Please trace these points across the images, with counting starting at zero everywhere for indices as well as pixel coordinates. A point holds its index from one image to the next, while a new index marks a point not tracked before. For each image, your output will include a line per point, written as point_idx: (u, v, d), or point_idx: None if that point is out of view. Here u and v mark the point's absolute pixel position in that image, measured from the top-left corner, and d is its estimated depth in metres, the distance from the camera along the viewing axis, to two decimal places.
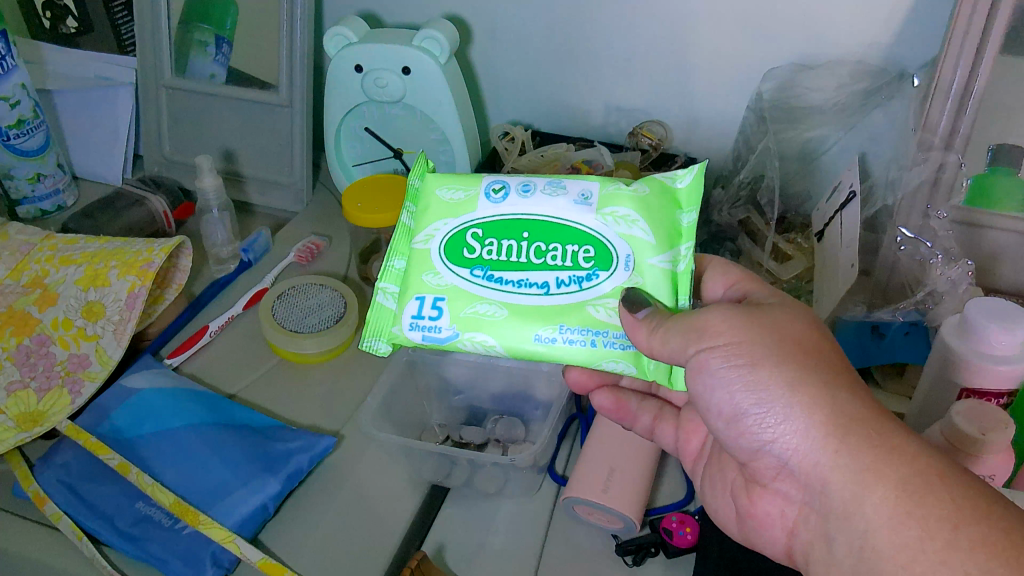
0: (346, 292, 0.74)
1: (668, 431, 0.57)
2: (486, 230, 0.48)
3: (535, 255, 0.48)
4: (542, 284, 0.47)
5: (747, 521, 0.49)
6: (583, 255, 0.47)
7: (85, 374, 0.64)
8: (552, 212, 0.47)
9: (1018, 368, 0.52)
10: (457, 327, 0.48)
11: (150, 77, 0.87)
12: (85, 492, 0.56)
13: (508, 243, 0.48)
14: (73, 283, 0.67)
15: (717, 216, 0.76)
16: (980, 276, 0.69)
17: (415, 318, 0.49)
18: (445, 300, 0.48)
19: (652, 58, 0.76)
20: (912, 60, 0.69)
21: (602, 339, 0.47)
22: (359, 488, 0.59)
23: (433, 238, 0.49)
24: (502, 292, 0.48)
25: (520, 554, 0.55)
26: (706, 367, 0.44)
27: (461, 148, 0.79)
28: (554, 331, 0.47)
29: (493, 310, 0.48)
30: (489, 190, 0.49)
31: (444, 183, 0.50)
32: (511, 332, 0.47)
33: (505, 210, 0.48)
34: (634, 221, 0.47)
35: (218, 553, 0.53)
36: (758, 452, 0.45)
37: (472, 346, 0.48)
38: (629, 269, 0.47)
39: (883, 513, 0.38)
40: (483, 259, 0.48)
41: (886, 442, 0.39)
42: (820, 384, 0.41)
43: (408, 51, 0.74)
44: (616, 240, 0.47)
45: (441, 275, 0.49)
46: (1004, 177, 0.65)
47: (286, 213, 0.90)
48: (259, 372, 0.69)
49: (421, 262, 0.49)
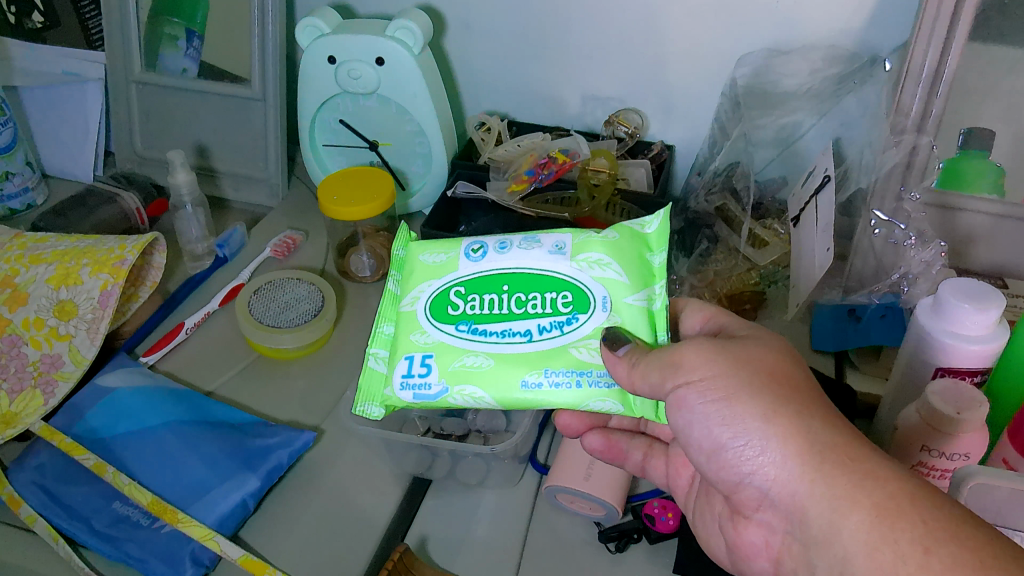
0: (322, 286, 0.73)
1: (659, 466, 0.56)
2: (469, 287, 0.48)
3: (516, 304, 0.47)
4: (524, 332, 0.46)
5: (735, 552, 0.48)
6: (561, 300, 0.47)
7: (59, 374, 0.63)
8: (530, 264, 0.48)
9: (991, 346, 0.52)
10: (446, 381, 0.46)
11: (119, 72, 0.86)
12: (61, 494, 0.55)
13: (490, 297, 0.47)
14: (44, 281, 0.65)
15: (694, 204, 0.77)
16: (954, 257, 0.69)
17: (406, 377, 0.46)
18: (433, 356, 0.47)
19: (627, 45, 0.76)
20: (883, 45, 0.69)
21: (588, 378, 0.45)
22: (341, 483, 0.59)
23: (418, 299, 0.49)
24: (487, 343, 0.46)
25: (504, 545, 0.55)
26: (685, 402, 0.44)
27: (438, 141, 0.79)
28: (540, 375, 0.45)
29: (479, 361, 0.46)
30: (468, 251, 0.49)
31: (426, 250, 0.50)
32: (500, 381, 0.45)
33: (484, 267, 0.48)
34: (607, 264, 0.47)
35: (198, 551, 0.52)
36: (739, 485, 0.44)
37: (462, 400, 0.46)
38: (607, 309, 0.46)
39: (859, 538, 0.37)
40: (467, 313, 0.47)
41: (860, 468, 0.38)
42: (792, 414, 0.41)
43: (382, 41, 0.73)
44: (593, 283, 0.47)
45: (428, 333, 0.47)
46: (974, 159, 0.66)
47: (263, 208, 0.88)
48: (231, 373, 0.68)
49: (408, 323, 0.48)
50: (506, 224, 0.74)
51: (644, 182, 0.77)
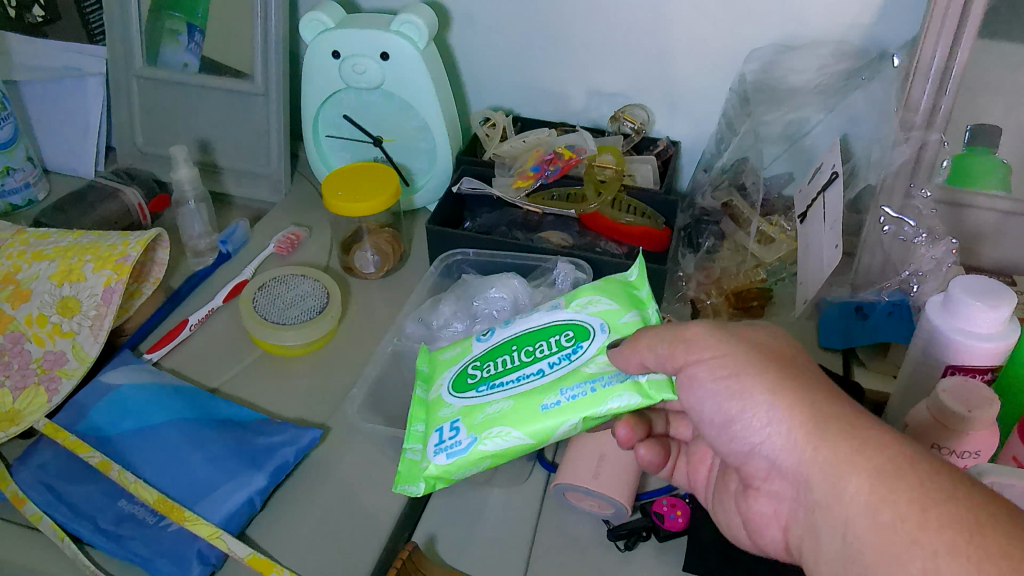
0: (327, 283, 0.72)
1: (681, 468, 0.56)
2: (484, 360, 0.53)
3: (526, 356, 0.51)
4: (537, 371, 0.49)
5: (749, 526, 0.47)
6: (565, 339, 0.50)
7: (62, 371, 0.62)
8: (530, 324, 0.53)
9: (1002, 344, 0.52)
10: (474, 434, 0.48)
11: (120, 66, 0.85)
12: (65, 493, 0.55)
13: (502, 359, 0.52)
14: (47, 278, 0.65)
15: (701, 200, 0.77)
16: (964, 255, 0.69)
17: (438, 443, 0.49)
18: (460, 419, 0.50)
19: (633, 40, 0.76)
20: (893, 40, 0.69)
21: (600, 381, 0.47)
22: (348, 481, 0.58)
23: (441, 386, 0.53)
24: (505, 390, 0.49)
25: (512, 543, 0.54)
26: (695, 379, 0.44)
27: (443, 136, 0.78)
28: (556, 396, 0.47)
29: (501, 406, 0.48)
30: (480, 336, 0.56)
31: (445, 351, 0.57)
32: (521, 415, 0.47)
33: (494, 341, 0.54)
34: (597, 300, 0.52)
35: (204, 550, 0.52)
36: (748, 455, 0.43)
37: (493, 444, 0.47)
38: (605, 330, 0.50)
39: (860, 501, 0.36)
40: (485, 378, 0.51)
41: (861, 436, 0.38)
42: (800, 388, 0.41)
43: (386, 36, 0.72)
44: (589, 317, 0.51)
45: (452, 404, 0.51)
46: (982, 156, 0.65)
47: (265, 205, 0.87)
48: (236, 370, 0.67)
49: (436, 405, 0.52)
50: (511, 220, 0.74)
51: (651, 178, 0.76)
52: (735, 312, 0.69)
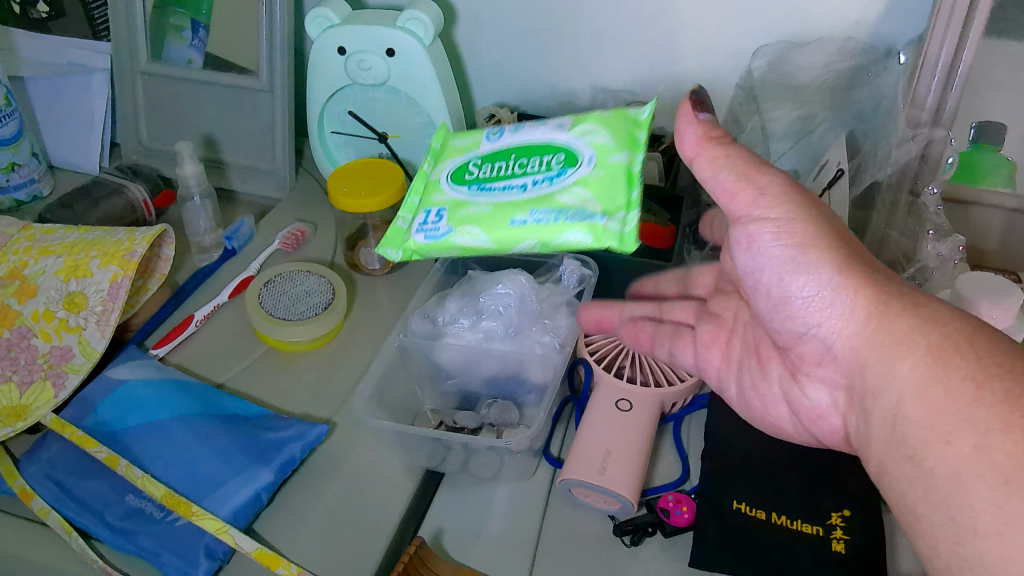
0: (332, 279, 0.72)
1: (686, 351, 0.60)
2: (484, 160, 0.57)
3: (518, 168, 0.55)
4: (519, 186, 0.54)
5: (802, 414, 0.52)
6: (555, 160, 0.54)
7: (69, 366, 0.62)
8: (531, 138, 0.56)
9: None
10: (452, 226, 0.54)
11: (125, 62, 0.85)
12: (72, 488, 0.55)
13: (499, 165, 0.56)
14: (54, 274, 0.65)
15: (705, 199, 0.75)
16: (971, 254, 0.69)
17: (422, 223, 0.56)
18: (445, 210, 0.55)
19: (638, 36, 0.76)
20: (899, 36, 0.69)
21: (564, 216, 0.51)
22: (355, 476, 0.59)
23: (441, 172, 0.59)
24: (489, 195, 0.54)
25: (519, 537, 0.55)
26: (756, 236, 0.47)
27: (448, 133, 0.78)
28: (525, 215, 0.52)
29: (482, 208, 0.54)
30: (489, 134, 0.59)
31: (457, 138, 0.61)
32: (495, 220, 0.52)
33: (499, 144, 0.58)
34: (597, 133, 0.54)
35: (212, 544, 0.52)
36: (803, 338, 0.48)
37: (461, 241, 0.53)
38: (591, 165, 0.52)
39: (912, 378, 0.41)
40: (478, 177, 0.56)
41: (920, 314, 0.43)
42: (861, 273, 0.45)
43: (392, 32, 0.72)
44: (584, 147, 0.53)
45: (445, 193, 0.57)
46: (987, 153, 0.65)
47: (270, 200, 0.88)
48: (242, 365, 0.67)
49: (432, 190, 0.58)
50: None
51: (655, 174, 0.76)
52: None
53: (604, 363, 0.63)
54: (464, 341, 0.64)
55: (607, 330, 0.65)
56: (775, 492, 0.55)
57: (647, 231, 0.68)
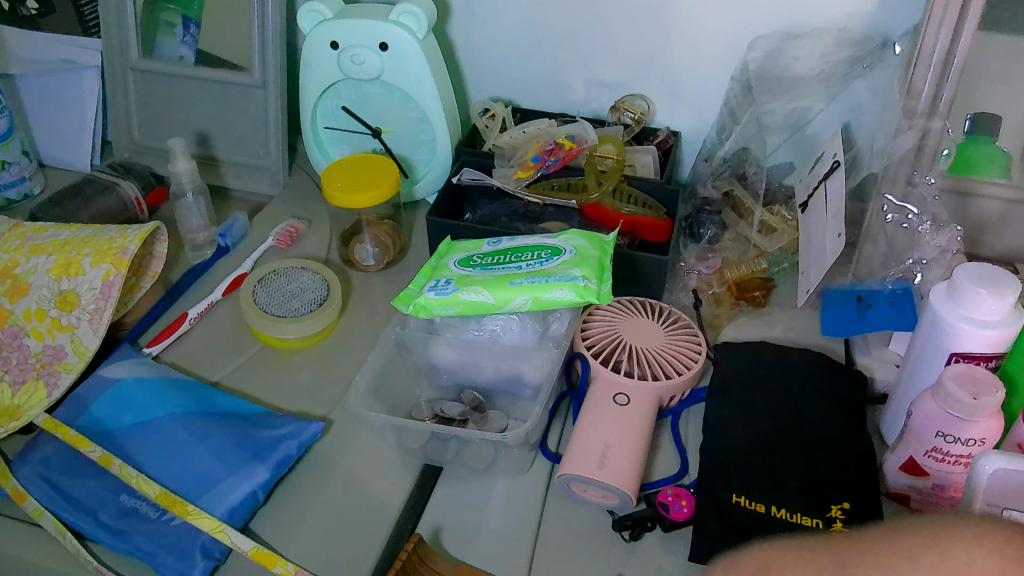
0: (327, 276, 0.72)
1: None
2: (488, 254, 0.65)
3: (514, 258, 0.64)
4: (515, 267, 0.63)
5: None
6: (543, 253, 0.64)
7: (62, 365, 0.62)
8: (523, 240, 0.66)
9: (1005, 331, 0.52)
10: (458, 286, 0.62)
11: (116, 58, 0.84)
12: (66, 488, 0.55)
13: (498, 258, 0.64)
14: (45, 272, 0.64)
15: (702, 190, 0.76)
16: (968, 244, 0.69)
17: (435, 286, 0.63)
18: (453, 280, 0.63)
19: (633, 29, 0.75)
20: (895, 28, 0.69)
21: (551, 278, 0.60)
22: (352, 472, 0.58)
23: (450, 258, 0.66)
24: (490, 271, 0.63)
25: (517, 532, 0.54)
26: None
27: (442, 127, 0.78)
28: (520, 279, 0.61)
29: (481, 282, 0.61)
30: (490, 241, 0.67)
31: (464, 241, 0.68)
32: (493, 283, 0.61)
33: (499, 244, 0.66)
34: (573, 235, 0.64)
35: (208, 543, 0.52)
36: None
37: (467, 298, 0.61)
38: (571, 250, 0.63)
39: None
40: (481, 263, 0.64)
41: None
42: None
43: (385, 26, 0.72)
44: (561, 242, 0.64)
45: (453, 269, 0.64)
46: (983, 145, 0.65)
47: (263, 197, 0.87)
48: (237, 363, 0.67)
49: (442, 266, 0.65)
50: (511, 211, 0.74)
51: (651, 168, 0.76)
52: (739, 301, 0.71)
53: (601, 358, 0.62)
54: (462, 339, 0.64)
55: (603, 321, 0.65)
56: (774, 485, 0.55)
57: (647, 225, 0.69)
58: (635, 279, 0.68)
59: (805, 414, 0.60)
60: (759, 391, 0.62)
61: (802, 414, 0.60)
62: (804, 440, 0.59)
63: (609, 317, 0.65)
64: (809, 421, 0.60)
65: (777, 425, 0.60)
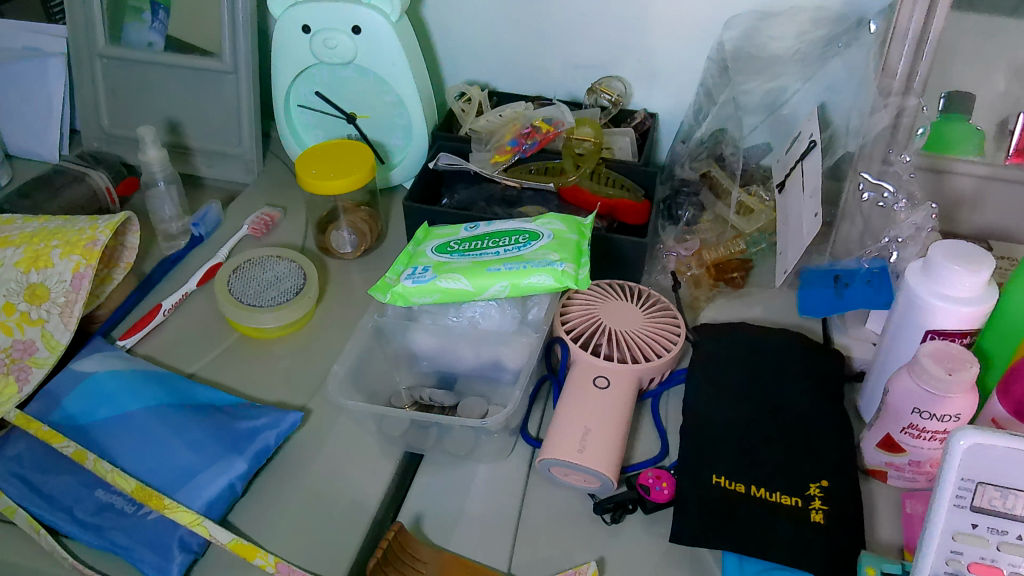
0: (303, 264, 0.71)
1: None
2: (465, 240, 0.64)
3: (491, 243, 0.63)
4: (493, 253, 0.62)
5: None
6: (521, 238, 0.63)
7: (32, 360, 0.61)
8: (501, 225, 0.65)
9: (980, 308, 0.52)
10: (436, 273, 0.61)
11: (82, 46, 0.82)
12: (40, 484, 0.54)
13: (475, 244, 0.64)
14: (12, 265, 0.63)
15: (680, 172, 0.76)
16: (943, 222, 0.69)
17: (412, 274, 0.62)
18: (430, 267, 0.62)
19: (609, 10, 0.74)
20: (870, 6, 0.68)
21: (530, 264, 0.60)
22: (332, 462, 0.58)
23: (427, 245, 0.65)
24: (468, 258, 0.62)
25: (499, 518, 0.54)
26: None
27: (418, 111, 0.77)
28: (498, 265, 0.60)
29: (459, 269, 0.61)
30: (467, 227, 0.66)
31: (441, 226, 0.67)
32: (471, 270, 0.60)
33: (476, 229, 0.65)
34: (551, 220, 0.64)
35: (186, 536, 0.51)
36: None
37: (445, 286, 0.60)
38: (549, 235, 0.62)
39: None
40: (458, 249, 0.63)
41: None
42: None
43: (358, 8, 0.71)
44: (539, 227, 0.64)
45: (430, 256, 0.64)
46: (956, 122, 0.65)
47: (238, 185, 0.86)
48: (213, 354, 0.66)
49: (419, 254, 0.65)
50: (490, 196, 0.72)
51: (629, 151, 0.76)
52: (717, 283, 0.71)
53: (581, 341, 0.62)
54: (441, 326, 0.63)
55: (582, 306, 0.64)
56: (754, 465, 0.56)
57: (625, 208, 0.69)
58: (613, 261, 0.68)
59: (783, 392, 0.61)
60: (739, 372, 0.62)
61: (780, 394, 0.61)
62: (782, 419, 0.59)
63: (588, 301, 0.65)
64: (788, 400, 0.60)
65: (756, 404, 0.60)
